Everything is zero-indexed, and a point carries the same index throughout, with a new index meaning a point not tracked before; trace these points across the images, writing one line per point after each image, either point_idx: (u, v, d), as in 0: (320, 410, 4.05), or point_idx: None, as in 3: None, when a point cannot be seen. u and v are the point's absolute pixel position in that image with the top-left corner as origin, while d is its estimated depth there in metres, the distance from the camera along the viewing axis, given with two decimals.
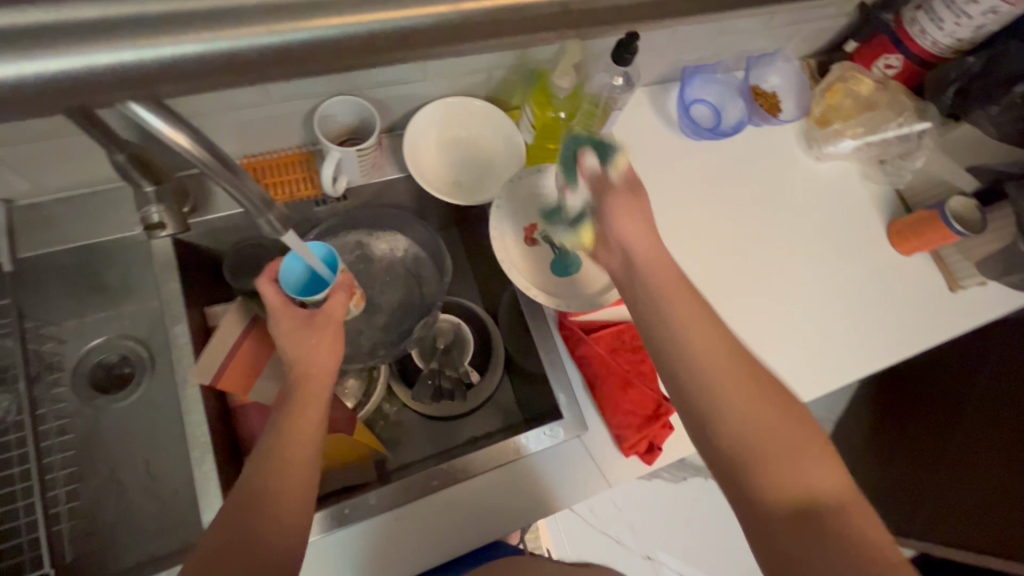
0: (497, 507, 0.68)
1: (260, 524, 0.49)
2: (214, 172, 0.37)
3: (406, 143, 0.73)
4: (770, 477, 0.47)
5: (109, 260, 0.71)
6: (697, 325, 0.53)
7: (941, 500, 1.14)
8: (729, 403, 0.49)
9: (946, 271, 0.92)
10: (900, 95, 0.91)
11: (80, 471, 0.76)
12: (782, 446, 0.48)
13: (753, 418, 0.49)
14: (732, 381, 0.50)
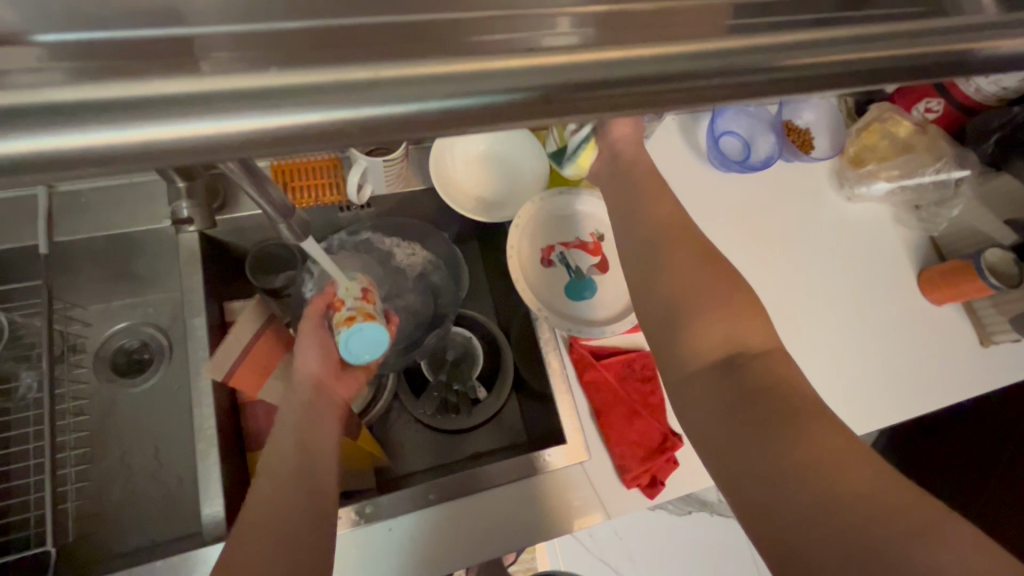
0: (495, 528, 0.67)
1: (292, 479, 0.54)
2: (240, 178, 0.38)
3: (431, 156, 0.74)
4: (705, 336, 0.49)
5: (138, 249, 0.73)
6: (661, 219, 0.59)
7: None
8: (673, 272, 0.54)
9: (977, 324, 0.88)
10: (940, 141, 0.88)
11: (93, 451, 0.78)
12: (721, 308, 0.50)
13: (693, 285, 0.52)
14: (681, 259, 0.55)
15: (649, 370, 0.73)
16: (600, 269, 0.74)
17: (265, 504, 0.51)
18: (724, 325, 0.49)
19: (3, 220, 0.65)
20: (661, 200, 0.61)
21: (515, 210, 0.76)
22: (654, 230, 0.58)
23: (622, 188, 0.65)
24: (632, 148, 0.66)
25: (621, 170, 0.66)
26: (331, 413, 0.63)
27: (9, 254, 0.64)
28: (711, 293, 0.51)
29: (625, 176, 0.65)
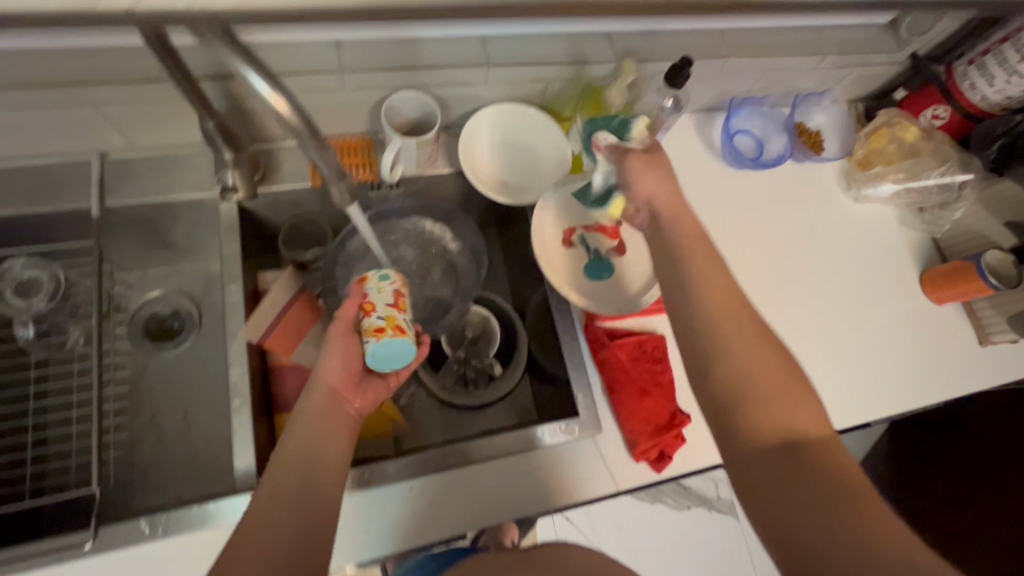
0: (508, 493, 0.70)
1: (289, 490, 0.54)
2: (303, 138, 0.43)
3: (462, 140, 0.78)
4: (772, 423, 0.51)
5: (179, 218, 0.77)
6: (720, 295, 0.56)
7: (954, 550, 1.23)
8: (738, 353, 0.54)
9: (976, 323, 0.92)
10: (946, 146, 0.91)
11: (129, 410, 0.82)
12: (785, 394, 0.52)
13: (758, 364, 0.53)
14: (743, 338, 0.54)
15: (660, 351, 0.77)
16: (618, 252, 0.78)
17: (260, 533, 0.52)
18: (785, 411, 0.51)
19: (57, 183, 0.69)
20: (717, 267, 0.58)
21: (539, 193, 0.80)
22: (712, 305, 0.56)
23: (661, 257, 0.61)
24: (675, 200, 0.62)
25: (659, 228, 0.62)
26: (341, 429, 0.61)
27: (63, 214, 0.68)
28: (778, 377, 0.53)
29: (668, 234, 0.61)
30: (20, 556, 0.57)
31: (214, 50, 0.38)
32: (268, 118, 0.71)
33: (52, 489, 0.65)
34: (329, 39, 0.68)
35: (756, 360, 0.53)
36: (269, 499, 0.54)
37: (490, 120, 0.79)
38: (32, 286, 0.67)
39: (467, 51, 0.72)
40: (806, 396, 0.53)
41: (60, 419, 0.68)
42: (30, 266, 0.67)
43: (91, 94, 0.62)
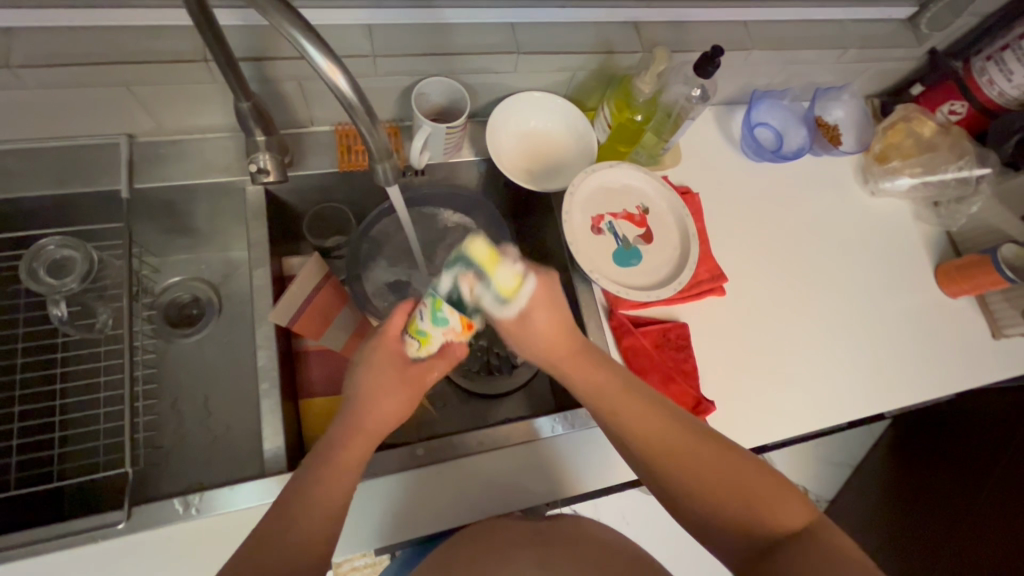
0: (522, 479, 0.73)
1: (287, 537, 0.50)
2: (358, 116, 0.43)
3: (489, 128, 0.78)
4: (743, 534, 0.52)
5: (204, 203, 0.77)
6: (649, 431, 0.55)
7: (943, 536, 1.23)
8: (685, 482, 0.54)
9: (989, 316, 0.93)
10: (962, 140, 0.93)
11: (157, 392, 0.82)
12: (745, 502, 0.52)
13: (706, 484, 0.53)
14: (682, 467, 0.54)
15: (682, 339, 0.78)
16: (644, 240, 0.79)
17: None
18: (749, 516, 0.52)
19: (85, 164, 0.68)
20: (633, 396, 0.57)
21: (564, 181, 0.80)
22: (645, 450, 0.55)
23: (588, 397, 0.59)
24: (554, 337, 0.59)
25: (565, 362, 0.60)
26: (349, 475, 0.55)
27: (93, 196, 0.68)
28: (732, 480, 0.53)
29: (571, 375, 0.60)
30: (48, 538, 0.56)
31: (273, 20, 0.39)
32: (299, 103, 0.72)
33: (78, 470, 0.67)
34: (362, 23, 0.68)
35: (713, 466, 0.53)
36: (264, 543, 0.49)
37: (516, 109, 0.80)
38: (66, 265, 0.61)
39: (497, 38, 0.72)
40: (769, 486, 0.53)
41: (85, 403, 0.69)
42: (66, 244, 0.61)
43: (124, 74, 0.61)
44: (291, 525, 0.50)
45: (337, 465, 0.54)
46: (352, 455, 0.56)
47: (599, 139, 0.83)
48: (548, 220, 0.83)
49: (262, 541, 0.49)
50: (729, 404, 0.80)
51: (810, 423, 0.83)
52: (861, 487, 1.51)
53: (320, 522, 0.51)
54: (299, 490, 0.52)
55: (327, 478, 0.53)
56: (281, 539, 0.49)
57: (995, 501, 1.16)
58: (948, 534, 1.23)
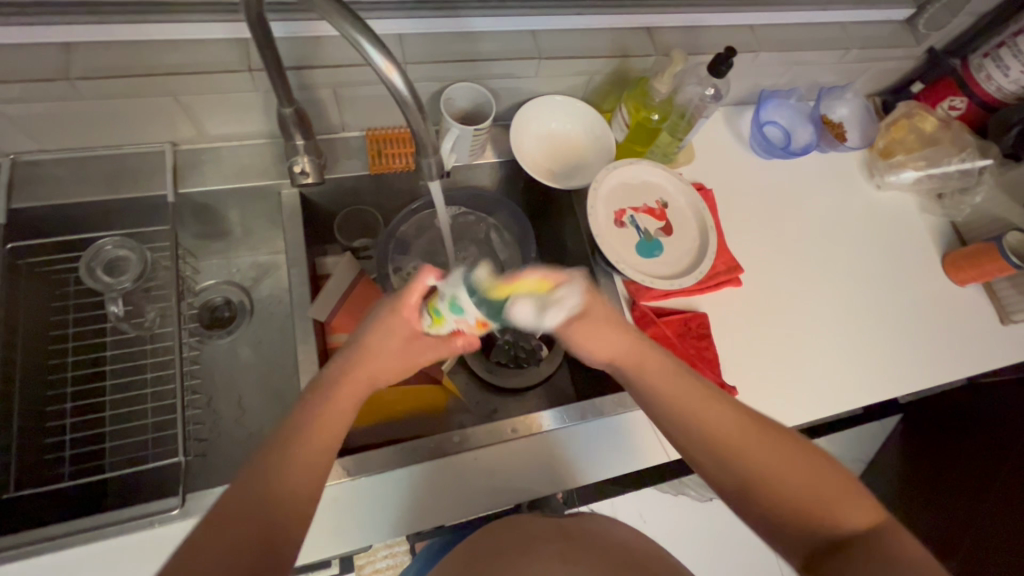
0: (550, 465, 0.74)
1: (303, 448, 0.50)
2: (410, 111, 0.47)
3: (513, 130, 0.82)
4: (813, 534, 0.51)
5: (241, 205, 0.80)
6: (712, 421, 0.56)
7: (955, 528, 1.26)
8: (753, 478, 0.53)
9: (997, 303, 0.96)
10: (964, 134, 0.97)
11: (201, 388, 0.83)
12: (811, 499, 0.52)
13: (774, 472, 0.53)
14: (746, 464, 0.54)
15: (703, 328, 0.81)
16: (665, 233, 0.82)
17: (262, 491, 0.47)
18: (817, 505, 0.51)
19: (133, 171, 0.72)
20: (703, 396, 0.58)
21: (586, 180, 0.83)
22: (713, 444, 0.56)
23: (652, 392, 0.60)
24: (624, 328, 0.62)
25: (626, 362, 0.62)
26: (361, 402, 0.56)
27: (141, 200, 0.72)
28: (798, 470, 0.53)
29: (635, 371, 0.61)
30: (105, 524, 0.59)
31: (334, 22, 0.42)
32: (332, 109, 0.76)
33: (129, 462, 0.70)
34: (393, 32, 0.71)
35: (780, 455, 0.54)
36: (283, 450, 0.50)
37: (537, 112, 0.83)
38: (121, 264, 0.65)
39: (520, 44, 0.76)
40: (838, 484, 0.52)
41: (132, 399, 0.72)
42: (124, 244, 0.65)
43: (172, 83, 0.65)
44: (296, 445, 0.50)
45: (339, 388, 0.55)
46: (355, 381, 0.56)
47: (617, 138, 0.87)
48: (569, 217, 0.86)
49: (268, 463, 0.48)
50: (750, 390, 0.83)
51: (829, 406, 0.85)
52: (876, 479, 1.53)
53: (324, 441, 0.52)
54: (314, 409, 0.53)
55: (331, 403, 0.54)
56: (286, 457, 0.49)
57: (1002, 494, 1.18)
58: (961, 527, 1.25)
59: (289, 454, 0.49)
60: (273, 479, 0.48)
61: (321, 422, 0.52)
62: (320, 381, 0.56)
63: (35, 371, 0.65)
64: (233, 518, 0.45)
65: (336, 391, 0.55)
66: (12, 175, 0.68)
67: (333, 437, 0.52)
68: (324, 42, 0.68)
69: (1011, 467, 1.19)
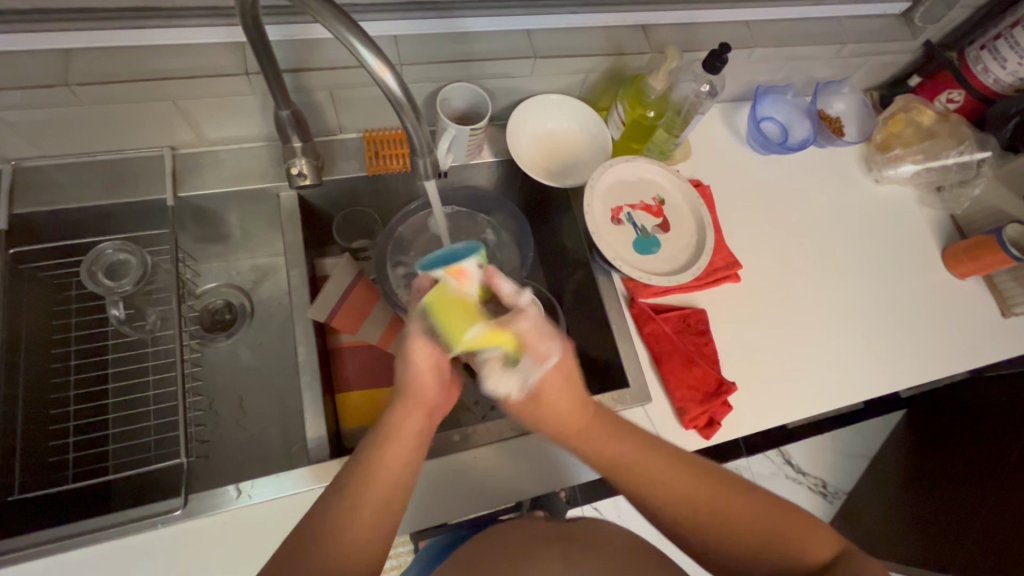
0: (550, 464, 0.75)
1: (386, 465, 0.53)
2: (404, 112, 0.47)
3: (509, 129, 0.82)
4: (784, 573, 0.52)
5: (240, 208, 0.81)
6: (672, 502, 0.55)
7: (941, 523, 1.25)
8: (714, 531, 0.54)
9: (998, 296, 0.96)
10: (962, 127, 0.97)
11: (202, 390, 0.84)
12: (773, 540, 0.53)
13: (737, 541, 0.53)
14: (708, 518, 0.54)
15: (702, 324, 0.81)
16: (662, 229, 0.82)
17: (354, 507, 0.51)
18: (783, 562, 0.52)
19: (133, 176, 0.73)
20: (652, 454, 0.58)
21: (582, 178, 0.84)
22: (672, 506, 0.55)
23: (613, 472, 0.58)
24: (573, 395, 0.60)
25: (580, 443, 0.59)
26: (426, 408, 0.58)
27: (140, 204, 0.72)
28: (759, 531, 0.53)
29: (591, 445, 0.59)
30: (108, 526, 0.59)
31: (327, 24, 0.43)
32: (329, 111, 0.76)
33: (132, 465, 0.70)
34: (388, 33, 0.72)
35: (739, 523, 0.53)
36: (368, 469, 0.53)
37: (533, 111, 0.84)
38: (121, 268, 0.66)
39: (515, 44, 0.76)
40: (796, 526, 0.54)
41: (134, 401, 0.73)
42: (124, 248, 0.65)
43: (169, 88, 0.66)
44: (358, 486, 0.52)
45: (395, 440, 0.55)
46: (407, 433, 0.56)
47: (613, 136, 0.87)
48: (567, 215, 0.86)
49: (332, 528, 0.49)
50: (750, 386, 0.83)
51: (830, 401, 0.85)
52: (879, 474, 1.53)
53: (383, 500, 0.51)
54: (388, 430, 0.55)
55: (393, 447, 0.54)
56: (350, 525, 0.50)
57: (992, 487, 1.18)
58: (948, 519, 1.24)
59: (352, 522, 0.50)
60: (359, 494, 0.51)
61: (378, 481, 0.52)
62: (373, 435, 0.55)
63: (38, 375, 0.66)
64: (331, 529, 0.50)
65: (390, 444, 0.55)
66: (13, 181, 0.68)
67: (410, 449, 0.55)
68: (320, 45, 0.68)
69: (1012, 460, 1.18)
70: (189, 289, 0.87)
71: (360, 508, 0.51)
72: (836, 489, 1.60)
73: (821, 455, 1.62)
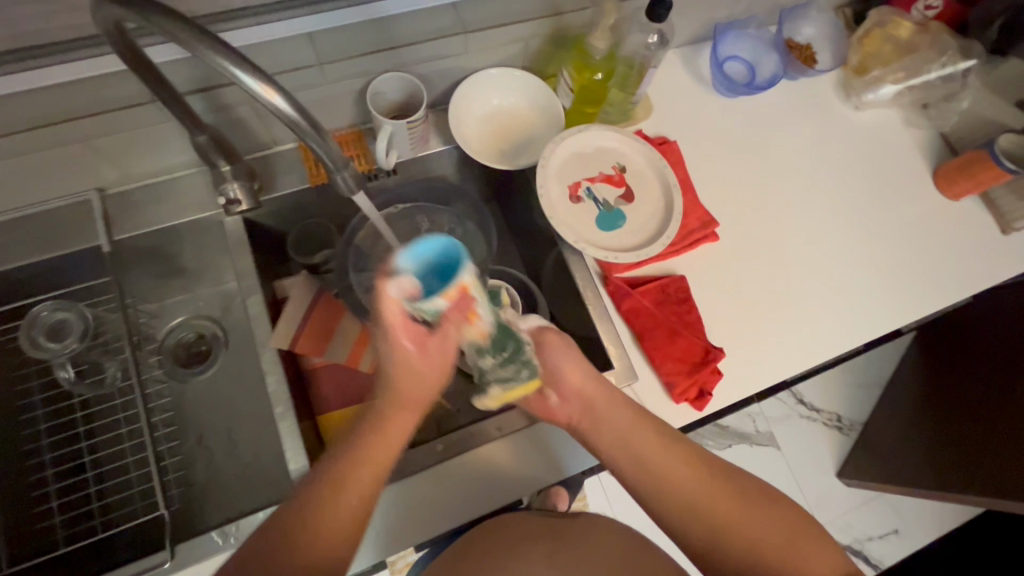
0: (538, 461, 0.72)
1: (363, 451, 0.54)
2: (303, 131, 0.43)
3: (450, 115, 0.77)
4: None
5: (185, 241, 0.76)
6: (697, 487, 0.58)
7: (960, 447, 1.21)
8: (735, 538, 0.56)
9: (995, 212, 0.90)
10: (942, 35, 0.91)
11: (179, 432, 0.80)
12: (785, 551, 0.55)
13: (754, 538, 0.56)
14: (729, 530, 0.56)
15: (682, 292, 0.78)
16: (626, 200, 0.78)
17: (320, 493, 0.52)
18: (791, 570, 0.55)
19: (64, 226, 0.69)
20: (697, 470, 0.59)
21: (535, 155, 0.79)
22: (694, 507, 0.57)
23: (639, 449, 0.60)
24: (603, 387, 0.63)
25: (597, 412, 0.62)
26: (406, 405, 0.58)
27: (76, 255, 0.68)
28: (774, 537, 0.56)
29: (623, 428, 0.61)
30: None
31: (196, 51, 0.38)
32: (256, 125, 0.71)
33: (122, 518, 0.69)
34: (300, 32, 0.63)
35: (756, 518, 0.57)
36: (345, 456, 0.54)
37: (474, 91, 0.78)
38: (61, 328, 0.65)
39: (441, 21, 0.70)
40: (807, 544, 0.56)
41: (114, 454, 0.71)
42: (59, 307, 0.64)
43: (77, 129, 0.61)
44: (331, 471, 0.53)
45: (380, 434, 0.56)
46: (405, 419, 0.58)
47: (565, 105, 0.81)
48: (529, 196, 0.82)
49: (323, 496, 0.51)
50: (742, 346, 0.79)
51: (827, 349, 0.81)
52: (892, 401, 1.51)
53: (373, 480, 0.53)
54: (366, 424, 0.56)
55: (372, 443, 0.55)
56: (342, 501, 0.52)
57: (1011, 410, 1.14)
58: (965, 443, 1.21)
59: (337, 503, 0.51)
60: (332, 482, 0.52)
61: (374, 460, 0.54)
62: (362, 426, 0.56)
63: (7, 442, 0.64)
64: (302, 513, 0.51)
65: (382, 429, 0.56)
66: None
67: (388, 450, 0.55)
68: None
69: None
70: (149, 333, 0.83)
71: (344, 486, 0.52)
72: (852, 422, 1.58)
73: (833, 390, 1.60)
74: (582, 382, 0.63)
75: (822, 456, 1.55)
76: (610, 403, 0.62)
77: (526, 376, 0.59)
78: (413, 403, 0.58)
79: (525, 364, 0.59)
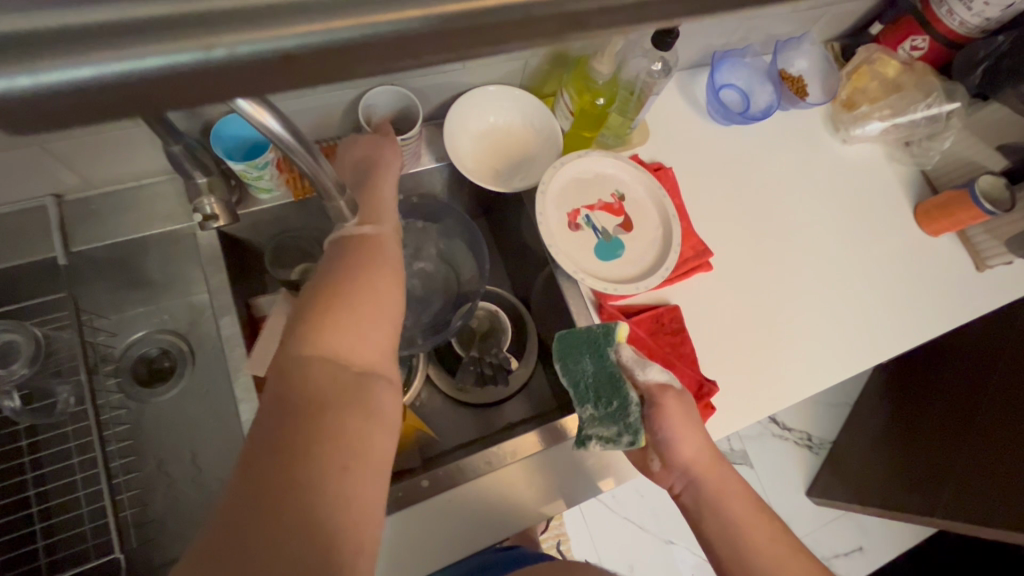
0: (531, 497, 0.69)
1: (363, 273, 0.52)
2: (287, 146, 0.38)
3: (445, 133, 0.74)
4: None
5: (152, 253, 0.70)
6: None
7: (925, 471, 1.24)
8: None
9: (972, 250, 0.93)
10: (928, 76, 0.92)
11: (133, 464, 0.73)
12: None
13: None
14: None
15: (676, 323, 0.77)
16: (624, 229, 0.76)
17: (338, 320, 0.48)
18: None
19: (14, 235, 0.63)
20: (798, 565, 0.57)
21: (536, 177, 0.77)
22: None
23: (742, 535, 0.58)
24: (712, 461, 0.62)
25: (706, 489, 0.61)
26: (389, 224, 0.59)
27: (26, 267, 0.62)
28: None
29: (729, 505, 0.60)
30: None
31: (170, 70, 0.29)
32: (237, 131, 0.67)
33: (70, 559, 0.63)
34: None
35: None
36: (348, 281, 0.51)
37: (471, 109, 0.76)
38: (8, 350, 0.60)
39: None
40: None
41: (65, 486, 0.65)
42: (6, 328, 0.59)
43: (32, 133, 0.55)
44: (342, 297, 0.50)
45: (375, 252, 0.54)
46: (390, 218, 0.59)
47: (563, 127, 0.79)
48: (523, 218, 0.80)
49: (341, 292, 0.50)
50: (734, 378, 0.78)
51: (815, 383, 0.81)
52: (860, 421, 1.55)
53: (386, 300, 0.52)
54: (360, 245, 0.54)
55: (373, 257, 0.54)
56: (369, 282, 0.52)
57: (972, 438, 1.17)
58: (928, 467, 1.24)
59: (361, 325, 0.49)
60: (344, 308, 0.49)
61: (383, 258, 0.55)
62: (349, 246, 0.54)
63: None
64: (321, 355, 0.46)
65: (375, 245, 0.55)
66: None
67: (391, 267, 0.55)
68: None
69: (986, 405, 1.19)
70: (106, 352, 0.76)
71: (361, 307, 0.50)
72: (822, 440, 1.62)
73: (805, 410, 1.64)
74: (690, 452, 0.62)
75: (792, 473, 1.58)
76: (714, 478, 0.62)
77: (626, 441, 0.62)
78: (395, 211, 0.61)
79: (626, 430, 0.62)
